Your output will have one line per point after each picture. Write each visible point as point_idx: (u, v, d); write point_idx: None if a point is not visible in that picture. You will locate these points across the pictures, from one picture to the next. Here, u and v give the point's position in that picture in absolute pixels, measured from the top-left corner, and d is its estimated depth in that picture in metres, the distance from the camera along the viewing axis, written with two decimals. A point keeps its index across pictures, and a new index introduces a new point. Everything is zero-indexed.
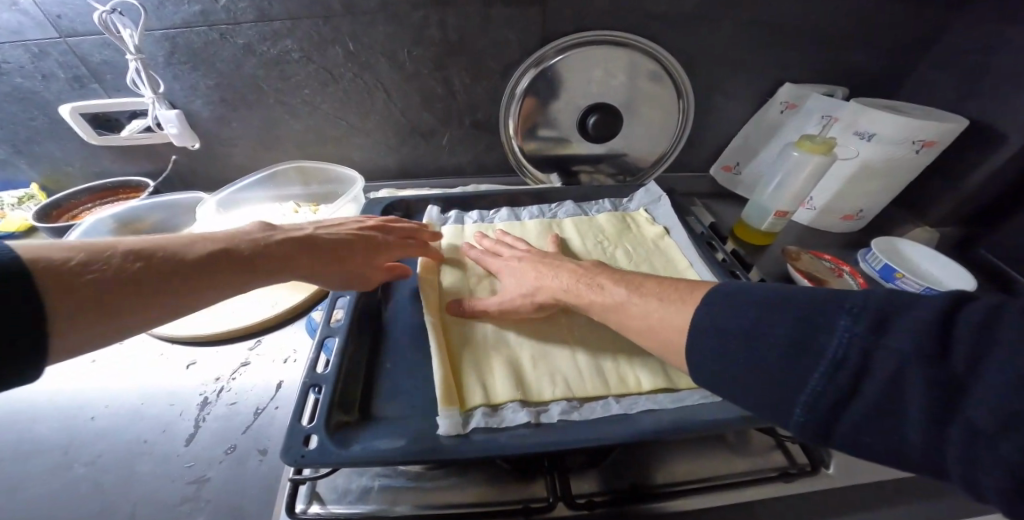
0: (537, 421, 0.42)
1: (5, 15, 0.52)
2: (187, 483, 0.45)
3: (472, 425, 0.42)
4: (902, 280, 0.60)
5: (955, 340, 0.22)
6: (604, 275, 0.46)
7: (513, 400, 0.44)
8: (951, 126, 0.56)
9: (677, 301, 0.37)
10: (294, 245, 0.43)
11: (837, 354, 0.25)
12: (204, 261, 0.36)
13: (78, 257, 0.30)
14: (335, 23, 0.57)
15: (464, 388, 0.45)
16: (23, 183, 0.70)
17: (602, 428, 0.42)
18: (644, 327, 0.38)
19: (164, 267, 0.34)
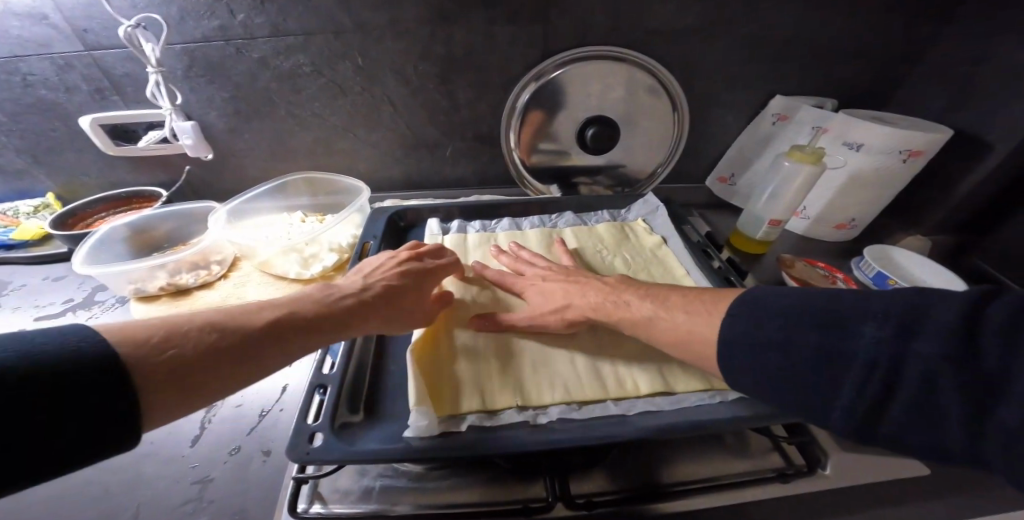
0: (535, 423, 0.44)
1: (36, 30, 0.55)
2: (191, 483, 0.46)
3: (466, 424, 0.43)
4: (896, 287, 0.61)
5: (983, 343, 0.24)
6: (629, 291, 0.47)
7: (509, 402, 0.45)
8: (936, 136, 0.58)
9: (701, 313, 0.39)
10: (319, 320, 0.40)
11: (867, 359, 0.27)
12: (220, 347, 0.32)
13: (122, 350, 0.28)
14: (345, 39, 0.60)
15: (460, 391, 0.46)
16: (40, 191, 0.73)
17: (604, 428, 0.43)
18: (673, 336, 0.40)
19: (188, 359, 0.31)
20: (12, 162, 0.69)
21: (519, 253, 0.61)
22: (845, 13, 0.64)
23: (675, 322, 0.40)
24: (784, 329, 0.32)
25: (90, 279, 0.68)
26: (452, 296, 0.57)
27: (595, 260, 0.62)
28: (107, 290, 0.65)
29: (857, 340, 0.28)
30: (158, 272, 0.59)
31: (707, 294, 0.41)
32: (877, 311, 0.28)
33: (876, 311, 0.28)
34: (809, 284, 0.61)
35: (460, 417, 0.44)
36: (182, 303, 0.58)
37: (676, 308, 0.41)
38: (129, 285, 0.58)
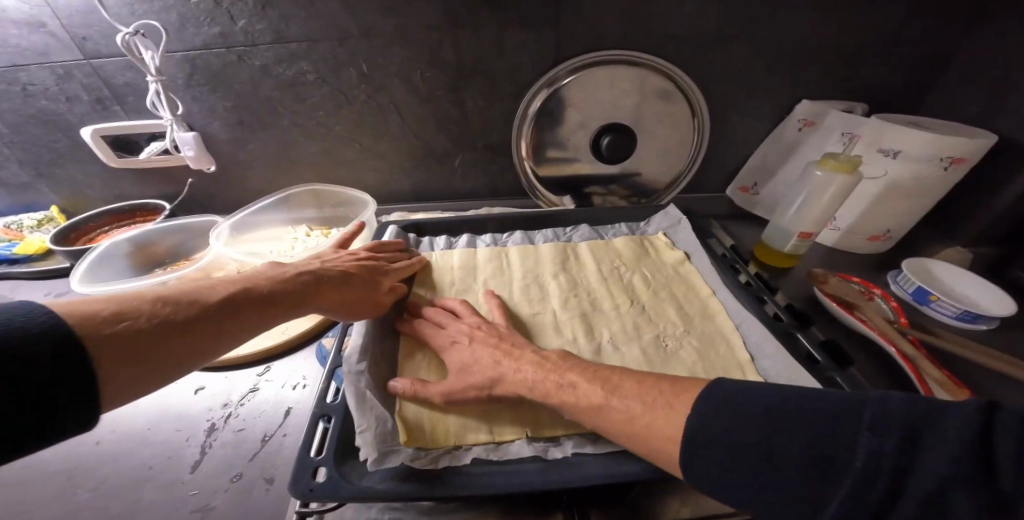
0: (547, 457, 0.39)
1: (33, 38, 0.54)
2: (189, 513, 0.43)
3: (471, 455, 0.39)
4: (937, 304, 0.57)
5: (998, 472, 0.19)
6: (575, 373, 0.38)
7: (518, 432, 0.41)
8: (980, 143, 0.54)
9: (642, 412, 0.32)
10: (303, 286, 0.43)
11: (865, 470, 0.22)
12: (225, 305, 0.35)
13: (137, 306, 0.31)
14: (349, 45, 0.58)
15: (464, 421, 0.41)
16: (43, 205, 0.72)
17: (621, 464, 0.38)
18: (629, 427, 0.32)
19: (205, 309, 0.34)
20: (16, 177, 0.68)
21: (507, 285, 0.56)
22: (878, 13, 0.60)
23: (629, 422, 0.33)
24: (773, 426, 0.26)
25: (93, 295, 0.67)
26: None
27: (613, 277, 0.59)
28: (109, 307, 0.64)
29: (809, 438, 0.25)
30: None
31: (671, 381, 0.34)
32: (869, 414, 0.24)
33: (866, 418, 0.24)
34: (844, 302, 0.57)
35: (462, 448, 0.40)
36: None
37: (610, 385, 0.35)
38: None
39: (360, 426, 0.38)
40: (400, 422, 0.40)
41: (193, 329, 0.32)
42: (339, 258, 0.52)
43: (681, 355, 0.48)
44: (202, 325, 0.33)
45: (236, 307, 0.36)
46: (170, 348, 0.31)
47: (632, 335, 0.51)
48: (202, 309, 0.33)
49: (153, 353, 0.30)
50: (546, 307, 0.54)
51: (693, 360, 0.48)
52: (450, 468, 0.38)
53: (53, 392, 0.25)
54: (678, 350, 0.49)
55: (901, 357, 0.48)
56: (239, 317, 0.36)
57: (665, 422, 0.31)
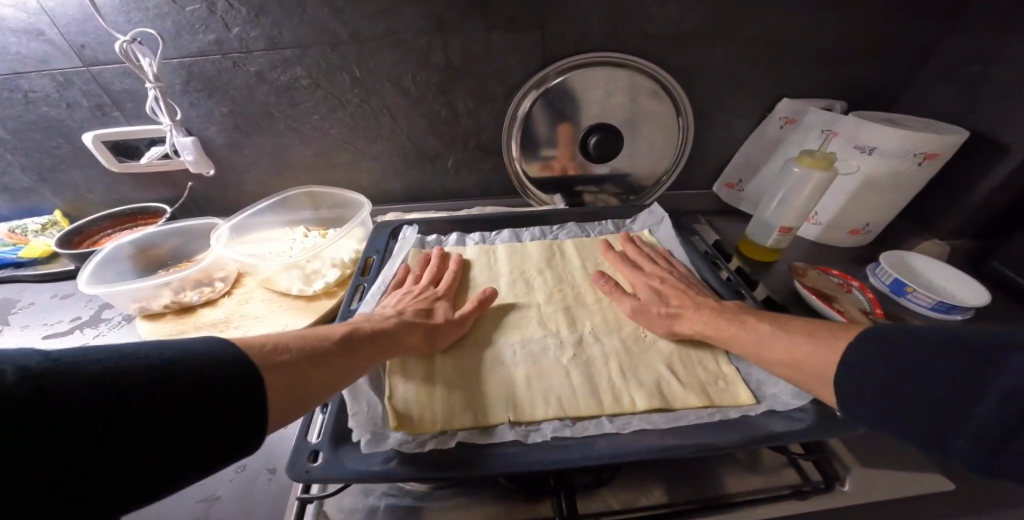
0: (527, 441, 0.41)
1: (33, 46, 0.55)
2: (198, 501, 0.45)
3: (456, 440, 0.41)
4: (913, 295, 0.58)
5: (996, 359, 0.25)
6: (745, 312, 0.47)
7: (501, 417, 0.43)
8: (951, 138, 0.56)
9: (794, 345, 0.38)
10: (394, 332, 0.45)
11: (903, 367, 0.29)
12: (336, 352, 0.38)
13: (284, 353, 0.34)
14: (342, 51, 0.60)
15: (447, 409, 0.44)
16: (46, 210, 0.74)
17: (595, 446, 0.40)
18: (789, 359, 0.38)
19: (326, 356, 0.37)
20: (19, 182, 0.70)
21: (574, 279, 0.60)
22: (854, 13, 0.62)
23: (778, 347, 0.40)
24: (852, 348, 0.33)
25: (97, 296, 0.69)
26: None
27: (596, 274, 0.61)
28: (113, 308, 0.66)
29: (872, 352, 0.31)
30: (163, 291, 0.59)
31: (795, 325, 0.41)
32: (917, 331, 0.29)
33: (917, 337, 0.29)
34: (824, 294, 0.59)
35: (448, 434, 0.41)
36: (186, 322, 0.59)
37: (794, 331, 0.40)
38: (134, 303, 0.58)
39: (354, 411, 0.41)
40: (390, 409, 0.43)
41: (316, 373, 0.35)
42: (410, 294, 0.53)
43: (659, 345, 0.51)
44: (320, 371, 0.35)
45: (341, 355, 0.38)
46: (309, 388, 0.33)
47: (612, 328, 0.53)
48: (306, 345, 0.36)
49: (301, 386, 0.33)
50: (532, 301, 0.56)
51: (670, 351, 0.50)
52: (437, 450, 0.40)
53: (113, 417, 0.23)
54: (656, 341, 0.51)
55: None
56: (343, 357, 0.38)
57: (811, 355, 0.36)
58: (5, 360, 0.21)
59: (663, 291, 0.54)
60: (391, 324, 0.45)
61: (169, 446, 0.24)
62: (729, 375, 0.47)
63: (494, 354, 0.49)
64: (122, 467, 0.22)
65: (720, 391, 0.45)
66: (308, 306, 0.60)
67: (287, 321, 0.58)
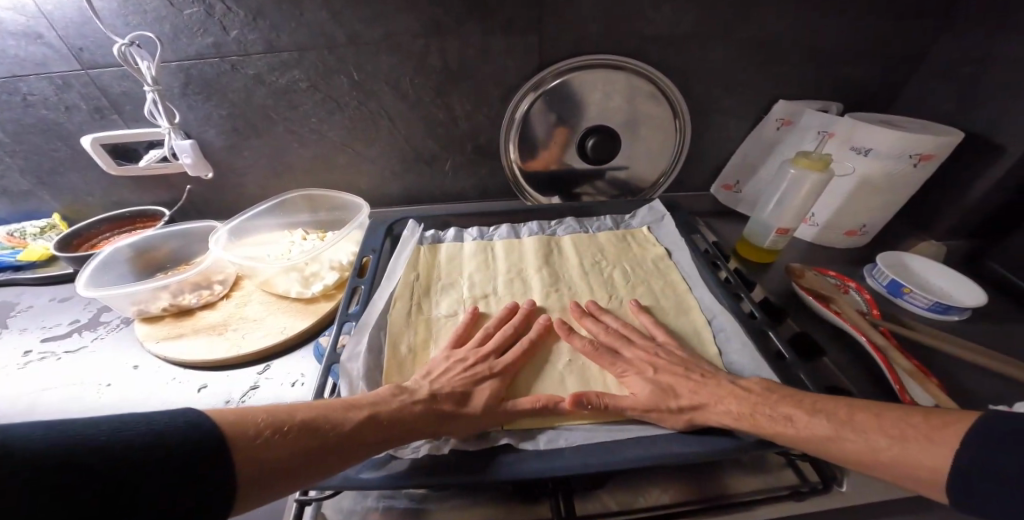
0: (521, 447, 0.41)
1: (32, 49, 0.56)
2: None
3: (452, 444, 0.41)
4: (910, 296, 0.58)
5: None
6: (789, 404, 0.38)
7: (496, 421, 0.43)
8: (946, 140, 0.56)
9: (874, 444, 0.32)
10: (400, 425, 0.38)
11: None
12: (327, 438, 0.34)
13: (268, 432, 0.32)
14: (339, 54, 0.60)
15: None
16: (45, 212, 0.74)
17: (590, 453, 0.40)
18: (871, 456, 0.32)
19: (310, 444, 0.33)
20: (18, 185, 0.70)
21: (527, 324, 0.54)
22: (850, 14, 0.62)
23: (855, 441, 0.33)
24: None
25: (96, 299, 0.69)
26: (445, 314, 0.55)
27: (593, 274, 0.61)
28: (112, 310, 0.66)
29: None
30: (161, 295, 0.59)
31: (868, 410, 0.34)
32: None
33: None
34: (821, 295, 0.59)
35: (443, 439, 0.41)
36: (185, 324, 0.59)
37: (858, 429, 0.33)
38: (133, 306, 0.59)
39: None
40: None
41: (291, 464, 0.32)
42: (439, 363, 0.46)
43: None
44: (295, 465, 0.32)
45: (327, 446, 0.34)
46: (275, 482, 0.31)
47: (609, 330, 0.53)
48: (309, 431, 0.34)
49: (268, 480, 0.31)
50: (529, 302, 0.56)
51: None
52: (430, 456, 0.40)
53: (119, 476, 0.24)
54: None
55: (871, 348, 0.49)
56: (346, 448, 0.35)
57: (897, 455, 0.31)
58: (35, 426, 0.23)
59: (668, 380, 0.44)
60: (413, 411, 0.40)
61: (161, 499, 0.25)
62: None
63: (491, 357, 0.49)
64: (115, 518, 0.23)
65: None
66: (310, 304, 0.61)
67: (285, 324, 0.58)
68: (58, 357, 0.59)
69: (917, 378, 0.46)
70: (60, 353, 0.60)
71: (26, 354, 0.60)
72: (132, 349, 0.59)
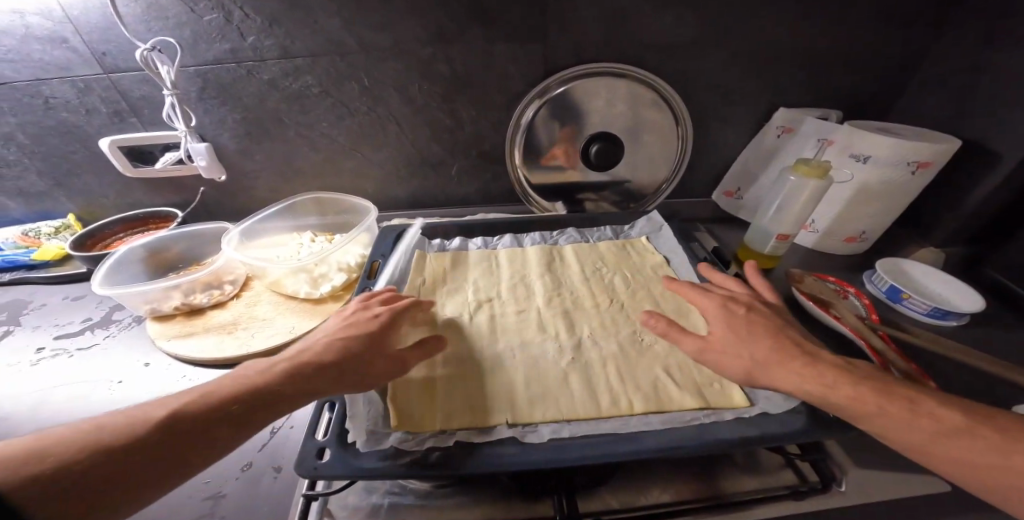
0: (524, 439, 0.41)
1: (56, 53, 0.57)
2: (204, 499, 0.45)
3: (455, 438, 0.42)
4: (909, 301, 0.59)
5: None
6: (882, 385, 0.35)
7: (500, 418, 0.44)
8: (943, 147, 0.57)
9: (976, 446, 0.30)
10: (293, 386, 0.36)
11: None
12: (206, 418, 0.32)
13: (136, 429, 0.30)
14: (351, 60, 0.62)
15: (446, 410, 0.44)
16: (60, 213, 0.76)
17: (591, 445, 0.40)
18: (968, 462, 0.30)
19: (188, 428, 0.31)
20: (35, 186, 0.71)
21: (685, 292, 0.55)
22: (848, 24, 0.64)
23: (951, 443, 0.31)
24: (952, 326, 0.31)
25: (108, 299, 0.70)
26: (449, 314, 0.56)
27: (595, 278, 0.62)
28: (124, 310, 0.67)
29: None
30: (173, 294, 0.60)
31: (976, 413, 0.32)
32: None
33: None
34: (821, 300, 0.59)
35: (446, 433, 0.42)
36: (196, 323, 0.60)
37: (928, 414, 0.32)
38: (145, 306, 0.60)
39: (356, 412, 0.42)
40: (392, 409, 0.44)
41: (168, 449, 0.29)
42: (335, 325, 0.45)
43: (656, 348, 0.51)
44: (173, 450, 0.30)
45: (199, 423, 0.31)
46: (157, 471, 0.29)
47: (610, 332, 0.54)
48: (182, 419, 0.31)
49: (152, 471, 0.28)
50: (532, 305, 0.57)
51: (668, 354, 0.51)
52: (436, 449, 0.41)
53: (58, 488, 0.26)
54: (654, 343, 0.52)
55: (869, 350, 0.50)
56: (232, 420, 0.33)
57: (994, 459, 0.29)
58: None
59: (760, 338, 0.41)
60: (305, 370, 0.38)
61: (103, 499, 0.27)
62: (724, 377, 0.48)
63: (495, 357, 0.50)
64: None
65: (716, 392, 0.46)
66: (314, 309, 0.61)
67: (292, 325, 0.59)
68: (71, 354, 0.60)
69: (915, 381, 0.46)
70: (72, 350, 0.61)
71: (38, 352, 0.61)
72: (143, 348, 0.60)
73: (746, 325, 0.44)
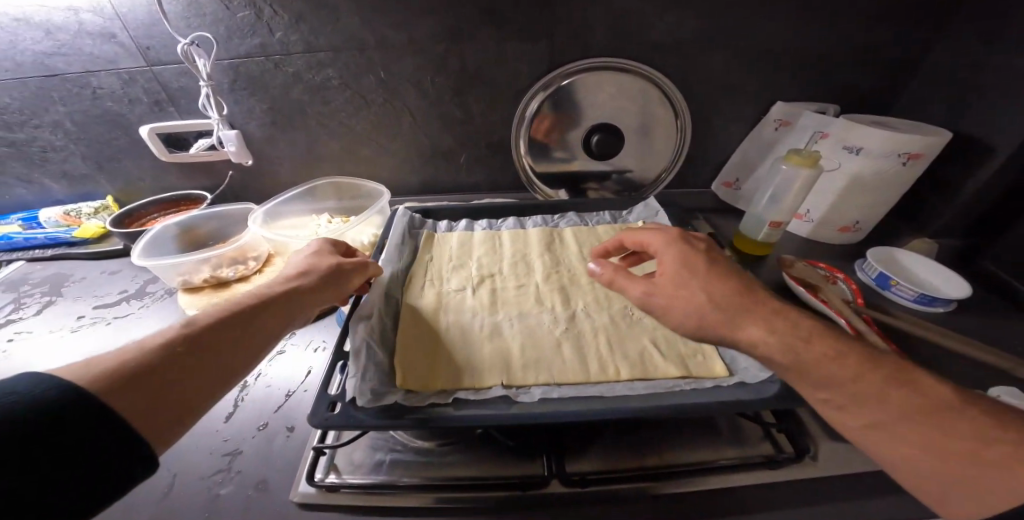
0: (516, 399, 0.45)
1: (105, 48, 0.63)
2: (222, 455, 0.48)
3: (454, 396, 0.46)
4: (897, 288, 0.61)
5: None
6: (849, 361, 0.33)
7: (495, 380, 0.47)
8: (934, 139, 0.59)
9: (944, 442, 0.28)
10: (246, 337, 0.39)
11: None
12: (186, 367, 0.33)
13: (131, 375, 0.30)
14: (369, 54, 0.66)
15: (448, 372, 0.48)
16: (100, 195, 0.82)
17: (579, 405, 0.44)
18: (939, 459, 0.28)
19: (174, 374, 0.33)
20: (79, 170, 0.78)
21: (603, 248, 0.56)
22: (846, 22, 0.66)
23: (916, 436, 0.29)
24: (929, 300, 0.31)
25: (140, 273, 0.76)
26: (454, 288, 0.60)
27: (591, 259, 0.65)
28: (156, 283, 0.73)
29: None
30: (202, 267, 0.66)
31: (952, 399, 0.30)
32: None
33: None
34: (809, 285, 0.62)
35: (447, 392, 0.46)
36: (223, 294, 0.65)
37: (899, 395, 0.30)
38: (178, 277, 0.66)
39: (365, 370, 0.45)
40: (398, 367, 0.48)
41: (165, 399, 0.31)
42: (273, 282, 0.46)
43: (645, 323, 0.55)
44: (166, 399, 0.31)
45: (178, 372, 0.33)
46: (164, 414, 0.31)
47: (604, 306, 0.57)
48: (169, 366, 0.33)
49: (158, 417, 0.30)
50: (530, 281, 0.61)
51: (655, 328, 0.54)
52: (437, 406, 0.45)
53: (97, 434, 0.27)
54: (643, 318, 0.55)
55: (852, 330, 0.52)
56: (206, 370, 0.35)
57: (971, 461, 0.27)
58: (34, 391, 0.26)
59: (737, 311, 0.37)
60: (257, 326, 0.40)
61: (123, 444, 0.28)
62: (708, 351, 0.51)
63: (495, 326, 0.54)
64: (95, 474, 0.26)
65: (699, 363, 0.49)
66: None
67: None
68: (109, 321, 0.66)
69: None
70: (109, 318, 0.66)
71: (79, 319, 0.67)
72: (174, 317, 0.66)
73: (705, 264, 0.40)
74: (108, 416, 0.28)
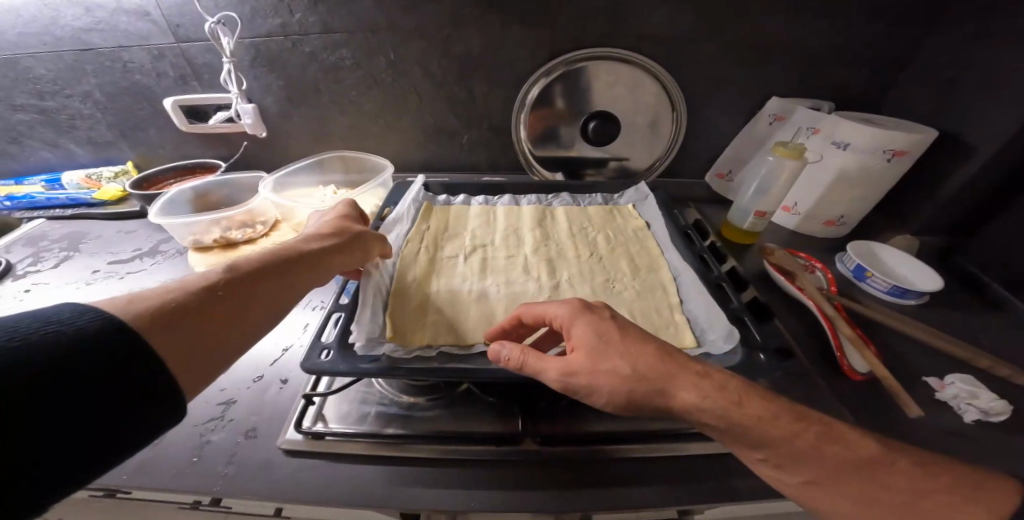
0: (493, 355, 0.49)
1: (138, 24, 0.67)
2: (217, 404, 0.49)
3: (437, 351, 0.48)
4: (872, 280, 0.63)
5: None
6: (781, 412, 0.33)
7: (478, 338, 0.50)
8: (919, 138, 0.61)
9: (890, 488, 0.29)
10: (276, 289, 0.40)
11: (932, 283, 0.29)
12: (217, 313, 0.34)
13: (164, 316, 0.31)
14: (382, 37, 0.70)
15: (433, 328, 0.51)
16: (120, 161, 0.86)
17: None
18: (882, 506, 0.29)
19: (205, 316, 0.33)
20: (103, 137, 0.82)
21: (492, 331, 0.47)
22: (838, 25, 0.69)
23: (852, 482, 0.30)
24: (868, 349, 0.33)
25: (154, 234, 0.80)
26: (448, 255, 0.63)
27: (579, 236, 0.67)
28: (168, 242, 0.77)
29: None
30: (213, 228, 0.69)
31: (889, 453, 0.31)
32: None
33: None
34: (786, 273, 0.64)
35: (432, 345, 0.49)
36: (229, 254, 0.69)
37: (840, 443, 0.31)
38: (190, 237, 0.69)
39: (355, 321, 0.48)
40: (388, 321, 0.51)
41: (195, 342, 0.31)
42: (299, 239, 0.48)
43: (624, 295, 0.57)
44: (203, 339, 0.32)
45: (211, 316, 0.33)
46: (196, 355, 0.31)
47: (586, 278, 0.60)
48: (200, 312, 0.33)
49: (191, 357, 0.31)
50: (520, 252, 0.64)
51: (633, 300, 0.56)
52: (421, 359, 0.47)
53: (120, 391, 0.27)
54: (621, 290, 0.58)
55: (820, 315, 0.54)
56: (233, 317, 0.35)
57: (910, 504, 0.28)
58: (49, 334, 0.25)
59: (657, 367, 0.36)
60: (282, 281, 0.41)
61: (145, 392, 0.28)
62: (680, 322, 0.53)
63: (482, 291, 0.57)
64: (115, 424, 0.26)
65: (670, 334, 0.51)
66: None
67: None
68: (122, 276, 0.70)
69: (856, 345, 0.51)
70: (122, 274, 0.70)
71: (95, 273, 0.70)
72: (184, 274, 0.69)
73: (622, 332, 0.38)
74: (128, 364, 0.27)
